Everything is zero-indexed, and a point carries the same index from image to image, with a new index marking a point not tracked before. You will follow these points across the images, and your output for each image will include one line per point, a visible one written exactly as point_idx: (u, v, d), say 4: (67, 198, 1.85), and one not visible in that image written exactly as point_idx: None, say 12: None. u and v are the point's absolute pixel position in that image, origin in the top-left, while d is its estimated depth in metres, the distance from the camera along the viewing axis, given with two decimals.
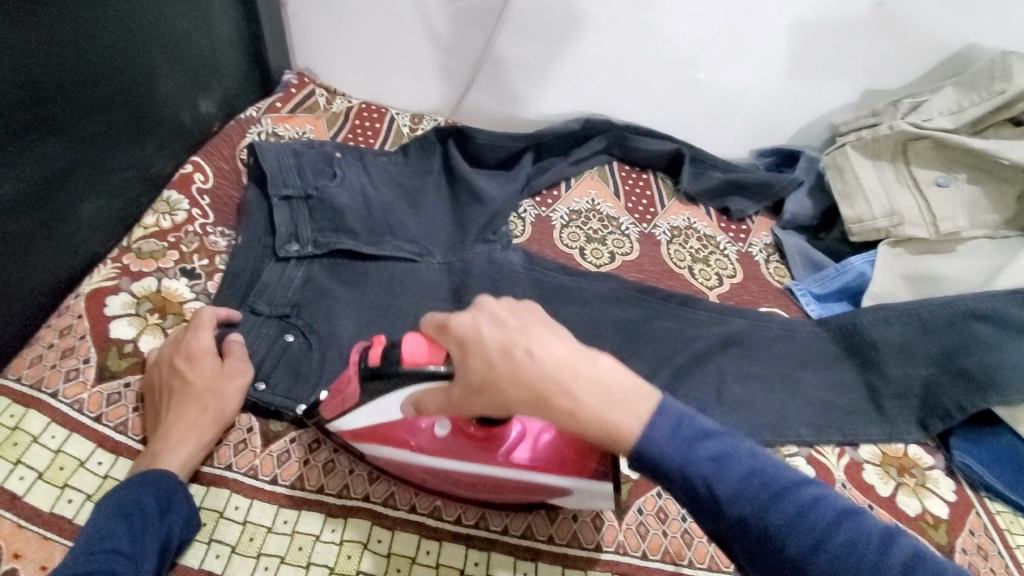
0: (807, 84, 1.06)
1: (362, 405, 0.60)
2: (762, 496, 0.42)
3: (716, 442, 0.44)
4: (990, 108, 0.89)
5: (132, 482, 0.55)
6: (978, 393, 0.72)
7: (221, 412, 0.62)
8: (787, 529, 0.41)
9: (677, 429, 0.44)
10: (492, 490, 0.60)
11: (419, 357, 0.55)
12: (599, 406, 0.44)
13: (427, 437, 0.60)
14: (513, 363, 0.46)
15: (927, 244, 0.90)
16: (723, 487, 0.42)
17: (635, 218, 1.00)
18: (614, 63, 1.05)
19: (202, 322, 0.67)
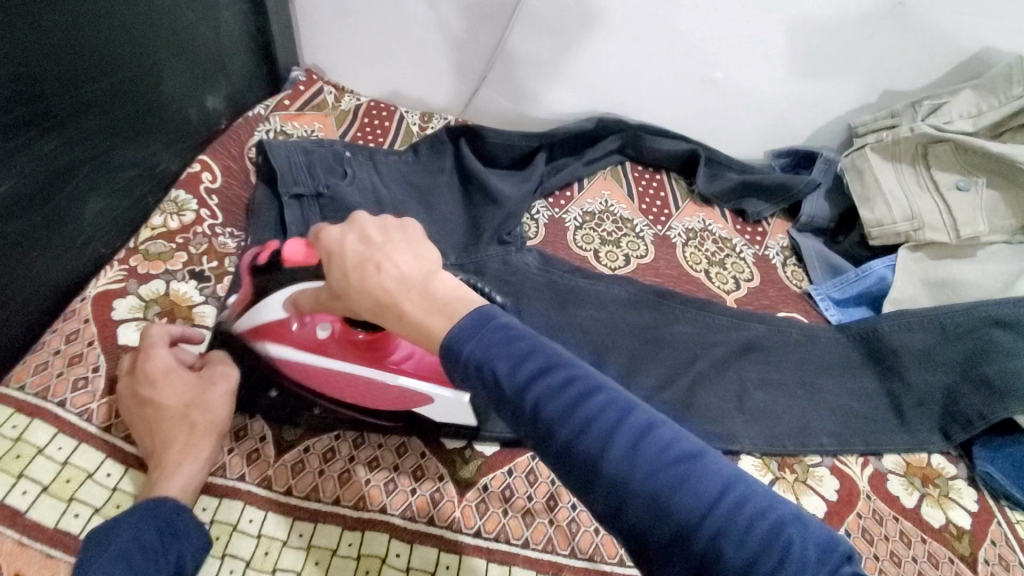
0: (824, 85, 1.04)
1: (257, 304, 0.64)
2: (617, 441, 0.36)
3: (579, 382, 0.38)
4: (1009, 112, 0.88)
5: (130, 513, 0.50)
6: (1000, 402, 0.71)
7: (213, 423, 0.58)
8: (645, 477, 0.35)
9: (522, 355, 0.40)
10: (356, 396, 0.63)
11: (296, 253, 0.61)
12: (422, 312, 0.45)
13: (309, 335, 0.65)
14: (361, 265, 0.49)
15: (947, 249, 0.88)
16: (580, 426, 0.37)
17: (649, 220, 0.98)
18: (628, 60, 1.03)
19: (158, 337, 0.62)
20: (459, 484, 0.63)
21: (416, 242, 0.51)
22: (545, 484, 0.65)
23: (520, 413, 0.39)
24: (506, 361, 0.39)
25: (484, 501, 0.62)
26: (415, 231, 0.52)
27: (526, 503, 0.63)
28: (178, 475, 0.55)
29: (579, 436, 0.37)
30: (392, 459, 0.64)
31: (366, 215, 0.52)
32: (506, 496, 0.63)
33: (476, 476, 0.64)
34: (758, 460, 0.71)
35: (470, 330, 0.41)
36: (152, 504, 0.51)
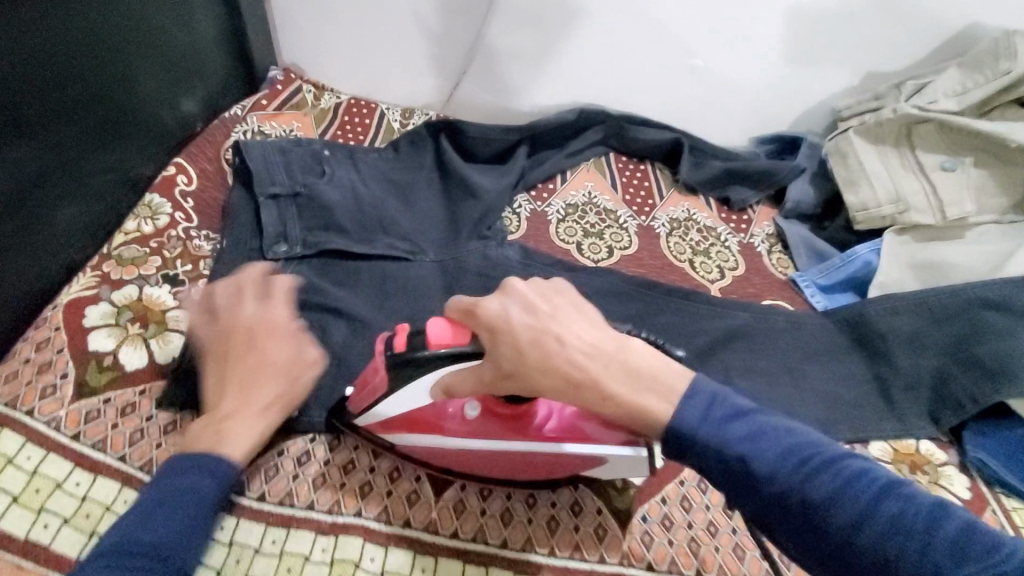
0: (808, 68, 1.02)
1: (385, 399, 0.59)
2: (798, 476, 0.43)
3: (757, 428, 0.45)
4: (995, 89, 0.86)
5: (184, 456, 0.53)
6: (990, 383, 0.70)
7: (302, 360, 0.61)
8: (818, 501, 0.42)
9: (711, 408, 0.46)
10: (519, 469, 0.61)
11: (444, 337, 0.55)
12: (627, 394, 0.48)
13: (430, 413, 0.60)
14: (543, 349, 0.49)
15: (934, 231, 0.87)
16: (756, 462, 0.44)
17: (633, 211, 0.98)
18: (609, 50, 1.02)
19: (285, 295, 0.64)
20: (435, 486, 0.63)
21: (579, 306, 0.53)
22: (524, 482, 0.64)
23: (707, 458, 0.45)
24: (690, 410, 0.46)
25: (460, 502, 0.62)
26: (571, 297, 0.53)
27: (504, 503, 0.62)
28: (248, 431, 0.56)
29: (759, 471, 0.44)
30: (368, 461, 0.64)
31: (517, 278, 0.53)
32: (484, 495, 0.63)
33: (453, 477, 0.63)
34: None
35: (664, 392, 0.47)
36: (213, 466, 0.53)
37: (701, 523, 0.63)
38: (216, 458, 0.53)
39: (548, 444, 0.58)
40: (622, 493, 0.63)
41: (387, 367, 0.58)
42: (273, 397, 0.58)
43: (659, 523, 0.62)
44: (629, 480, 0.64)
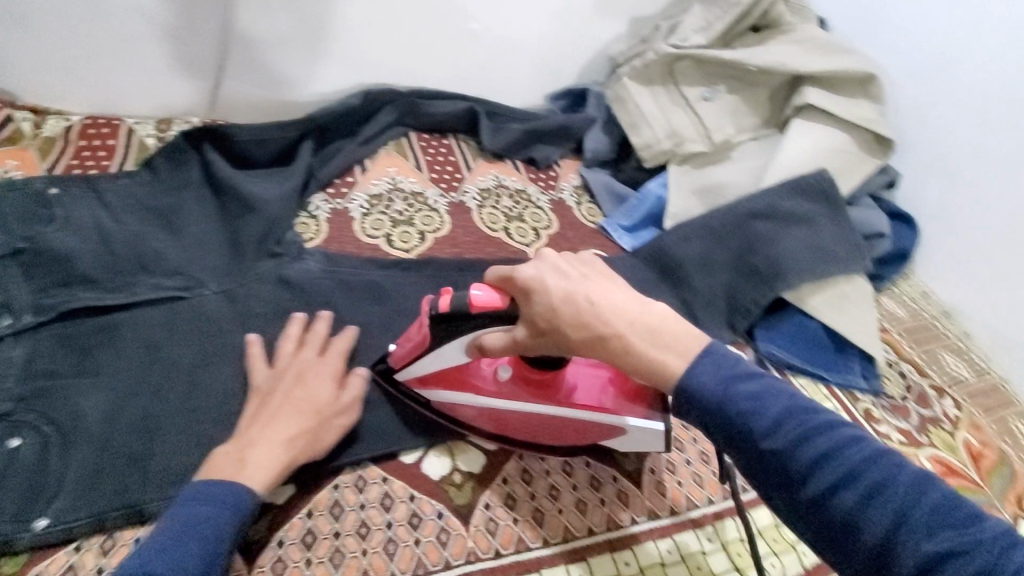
0: (578, 20, 1.06)
1: (435, 350, 0.63)
2: (809, 437, 0.44)
3: (777, 399, 0.47)
4: (733, 19, 0.94)
5: (190, 492, 0.53)
6: (765, 285, 0.80)
7: (316, 441, 0.60)
8: (785, 450, 0.44)
9: (760, 389, 0.47)
10: (548, 432, 0.65)
11: (490, 300, 0.58)
12: (656, 352, 0.51)
13: (492, 380, 0.65)
14: (580, 309, 0.52)
15: (707, 157, 0.95)
16: (757, 420, 0.46)
17: (442, 190, 0.94)
18: (380, 24, 0.96)
19: (345, 342, 0.68)
20: (248, 553, 0.56)
21: (613, 282, 0.55)
22: (356, 513, 0.60)
23: (739, 431, 0.46)
24: (718, 381, 0.48)
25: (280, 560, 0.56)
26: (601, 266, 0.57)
27: (335, 542, 0.58)
28: (271, 460, 0.56)
29: (794, 454, 0.44)
30: None
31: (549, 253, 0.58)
32: (309, 543, 0.58)
33: (268, 535, 0.57)
34: None
35: (716, 372, 0.49)
36: (233, 493, 0.53)
37: (541, 490, 0.65)
38: (233, 481, 0.54)
39: (588, 412, 0.63)
40: (461, 488, 0.64)
41: (436, 324, 0.62)
42: (306, 436, 0.59)
43: (502, 505, 0.63)
44: (467, 472, 0.65)
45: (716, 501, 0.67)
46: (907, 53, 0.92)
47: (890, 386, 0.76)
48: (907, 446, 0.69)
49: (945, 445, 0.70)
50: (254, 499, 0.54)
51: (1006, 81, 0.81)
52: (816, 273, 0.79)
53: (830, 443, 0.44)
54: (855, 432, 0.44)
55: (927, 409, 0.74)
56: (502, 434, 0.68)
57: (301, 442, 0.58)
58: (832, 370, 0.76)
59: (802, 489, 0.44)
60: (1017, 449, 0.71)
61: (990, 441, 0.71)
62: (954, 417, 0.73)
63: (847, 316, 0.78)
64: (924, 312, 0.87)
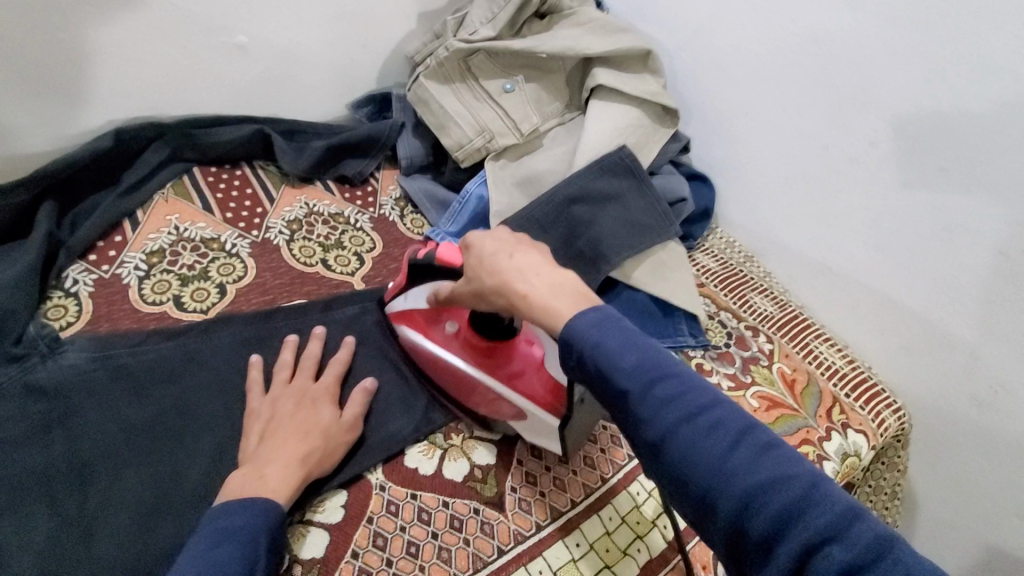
0: (362, 20, 0.98)
1: (410, 294, 0.70)
2: (670, 395, 0.45)
3: (655, 362, 0.47)
4: (515, 8, 0.94)
5: (230, 506, 0.51)
6: (594, 268, 0.81)
7: (325, 463, 0.58)
8: (645, 403, 0.45)
9: (636, 348, 0.47)
10: (467, 394, 0.67)
11: (445, 254, 0.64)
12: (547, 296, 0.54)
13: (444, 336, 0.69)
14: (496, 262, 0.58)
15: (520, 148, 0.95)
16: (625, 373, 0.46)
17: (240, 230, 0.82)
18: (117, 48, 0.80)
19: (341, 362, 0.66)
20: None
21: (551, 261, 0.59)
22: None
23: (610, 389, 0.47)
24: (601, 334, 0.48)
25: None
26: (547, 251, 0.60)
27: None
28: (290, 474, 0.54)
29: (653, 409, 0.45)
30: None
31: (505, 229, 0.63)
32: None
33: None
34: (423, 443, 0.64)
35: (597, 327, 0.49)
36: (259, 505, 0.51)
37: (401, 550, 0.56)
38: (258, 498, 0.52)
39: (508, 390, 0.64)
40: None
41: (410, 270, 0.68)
42: (318, 451, 0.57)
43: None
44: (307, 559, 0.54)
45: (586, 499, 0.62)
46: (676, 26, 0.99)
47: (715, 337, 0.83)
48: (735, 391, 0.77)
49: (766, 380, 0.79)
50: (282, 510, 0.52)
51: (753, 42, 0.90)
52: (635, 248, 0.82)
53: (694, 409, 0.44)
54: (723, 408, 0.45)
55: (746, 350, 0.82)
56: (346, 499, 0.59)
57: (314, 461, 0.57)
58: (664, 333, 0.81)
59: (660, 441, 0.44)
60: (820, 366, 0.81)
61: (798, 366, 0.81)
62: (768, 351, 0.82)
63: (666, 281, 0.83)
64: (731, 260, 0.96)
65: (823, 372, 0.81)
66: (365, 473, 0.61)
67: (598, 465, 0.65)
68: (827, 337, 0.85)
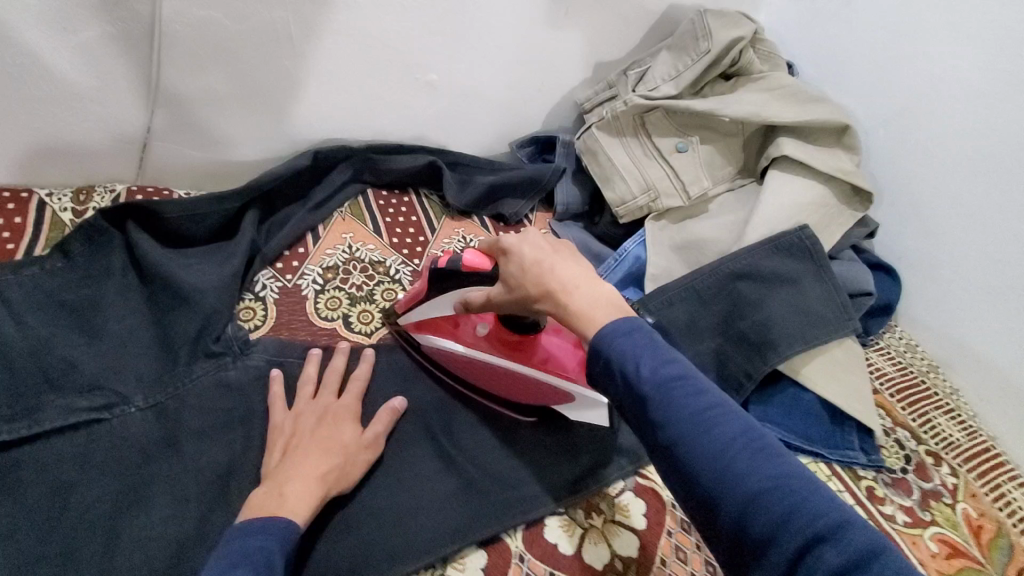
0: (542, 66, 1.00)
1: (425, 306, 0.69)
2: (684, 401, 0.42)
3: (676, 373, 0.43)
4: (702, 68, 0.90)
5: (242, 531, 0.49)
6: (759, 355, 0.75)
7: (342, 479, 0.58)
8: (660, 403, 0.42)
9: (658, 354, 0.44)
10: (512, 390, 0.68)
11: (472, 262, 0.61)
12: (587, 306, 0.49)
13: (471, 334, 0.69)
14: (540, 267, 0.53)
15: (684, 211, 0.91)
16: (642, 377, 0.43)
17: (404, 256, 0.87)
18: (327, 80, 0.88)
19: (362, 377, 0.67)
20: None
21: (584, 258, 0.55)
22: None
23: (624, 390, 0.44)
24: (620, 335, 0.46)
25: None
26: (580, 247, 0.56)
27: None
28: (311, 493, 0.54)
29: (668, 414, 0.42)
30: None
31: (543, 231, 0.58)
32: None
33: None
34: (563, 517, 0.62)
35: (618, 331, 0.46)
36: (278, 525, 0.50)
37: None
38: (278, 517, 0.50)
39: (549, 377, 0.64)
40: None
41: (430, 279, 0.67)
42: (337, 470, 0.58)
43: None
44: None
45: None
46: (882, 101, 0.90)
47: (891, 458, 0.74)
48: (911, 528, 0.68)
49: (948, 522, 0.69)
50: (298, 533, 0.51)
51: (977, 128, 0.79)
52: (807, 341, 0.74)
53: (711, 420, 0.41)
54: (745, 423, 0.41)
55: (927, 481, 0.72)
56: (485, 563, 0.58)
57: (333, 479, 0.57)
58: (831, 444, 0.73)
59: (672, 445, 0.41)
60: (1010, 515, 0.71)
61: (987, 511, 0.71)
62: (953, 487, 0.72)
63: (839, 384, 0.74)
64: (912, 367, 0.85)
65: (1011, 518, 0.70)
66: (503, 536, 0.60)
67: None
68: (1019, 480, 0.74)
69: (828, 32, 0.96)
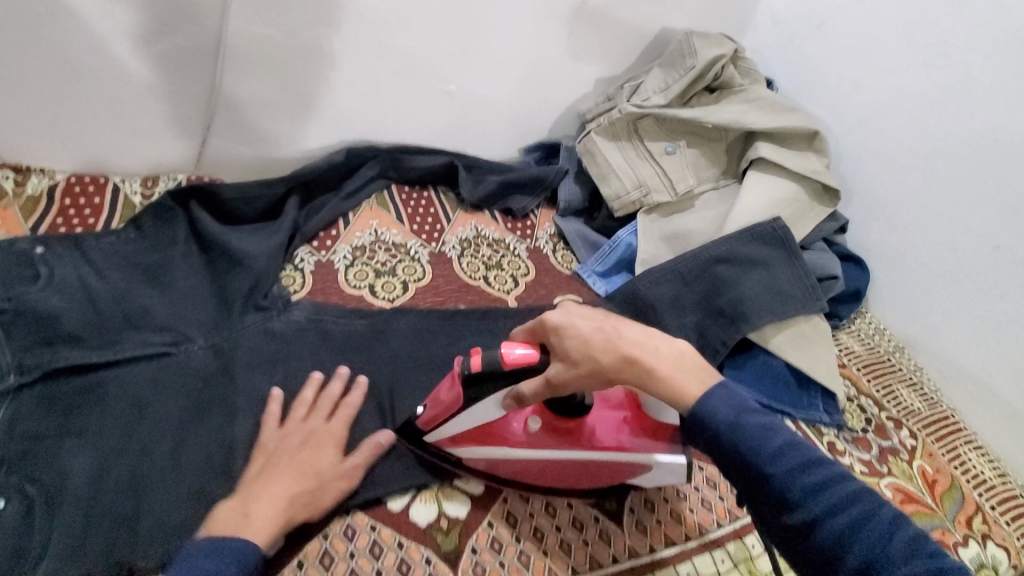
0: (548, 80, 1.13)
1: (460, 415, 0.65)
2: (803, 467, 0.48)
3: (788, 442, 0.49)
4: (689, 81, 1.03)
5: (204, 546, 0.53)
6: (733, 326, 0.84)
7: (315, 498, 0.61)
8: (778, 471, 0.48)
9: (767, 427, 0.50)
10: (576, 477, 0.68)
11: (525, 357, 0.61)
12: (673, 372, 0.55)
13: (522, 432, 0.67)
14: (605, 335, 0.58)
15: (672, 206, 1.02)
16: (757, 446, 0.49)
17: (422, 240, 0.98)
18: (360, 89, 1.01)
19: (353, 404, 0.70)
20: None
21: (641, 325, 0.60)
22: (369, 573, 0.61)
23: (739, 461, 0.50)
24: (730, 410, 0.52)
25: None
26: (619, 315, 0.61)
27: None
28: (274, 515, 0.57)
29: (790, 481, 0.47)
30: None
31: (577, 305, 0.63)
32: None
33: None
34: None
35: (724, 407, 0.52)
36: (234, 546, 0.53)
37: (528, 533, 0.66)
38: (237, 538, 0.54)
39: (618, 454, 0.66)
40: (448, 533, 0.65)
41: (466, 385, 0.64)
42: (308, 491, 0.60)
43: (490, 548, 0.65)
44: (453, 517, 0.66)
45: (699, 538, 0.69)
46: (849, 111, 1.01)
47: (853, 420, 0.82)
48: (869, 477, 0.76)
49: (903, 474, 0.77)
50: (258, 549, 0.54)
51: (929, 130, 0.90)
52: (777, 314, 0.84)
53: (827, 479, 0.47)
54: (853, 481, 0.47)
55: (886, 440, 0.81)
56: (487, 478, 0.70)
57: (300, 502, 0.60)
58: (798, 405, 0.82)
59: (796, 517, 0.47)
60: (966, 472, 0.79)
61: (942, 467, 0.79)
62: (910, 446, 0.80)
63: (806, 352, 0.84)
64: (880, 347, 0.95)
65: (969, 478, 0.78)
66: None
67: (715, 511, 0.71)
68: (977, 444, 0.83)
69: (803, 52, 1.08)
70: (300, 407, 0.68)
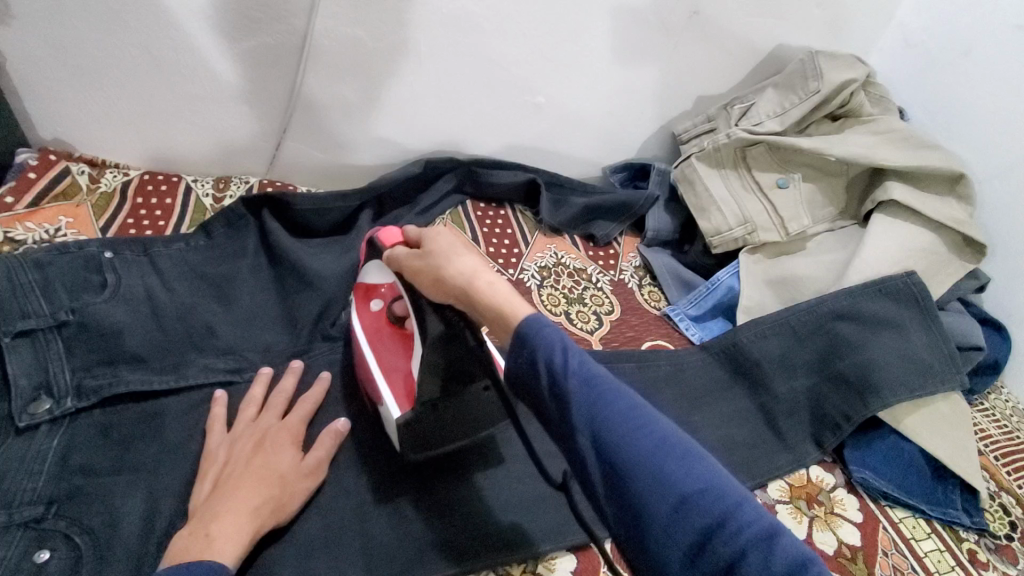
0: (644, 96, 1.03)
1: (368, 263, 0.70)
2: (672, 481, 0.39)
3: (655, 445, 0.40)
4: (810, 107, 0.91)
5: (167, 574, 0.45)
6: (858, 398, 0.73)
7: (283, 508, 0.55)
8: (644, 485, 0.39)
9: (629, 422, 0.41)
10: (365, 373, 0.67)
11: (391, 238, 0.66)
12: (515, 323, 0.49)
13: (376, 307, 0.69)
14: (463, 282, 0.53)
15: (781, 247, 0.91)
16: (622, 456, 0.40)
17: (499, 266, 0.91)
18: (444, 97, 0.94)
19: (310, 400, 0.65)
20: None
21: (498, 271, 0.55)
22: None
23: (601, 475, 0.40)
24: (589, 408, 0.41)
25: None
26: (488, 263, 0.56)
27: None
28: (240, 532, 0.50)
29: (658, 499, 0.38)
30: None
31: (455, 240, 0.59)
32: None
33: None
34: None
35: (577, 395, 0.42)
36: (203, 566, 0.46)
37: None
38: (201, 561, 0.46)
39: (383, 384, 0.63)
40: None
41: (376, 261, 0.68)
42: (273, 500, 0.55)
43: None
44: None
45: None
46: (1002, 151, 0.87)
47: (995, 522, 0.70)
48: None
49: None
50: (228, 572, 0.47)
51: None
52: (912, 389, 0.72)
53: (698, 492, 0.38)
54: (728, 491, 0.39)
55: None
56: (575, 566, 0.60)
57: (268, 511, 0.54)
58: (934, 501, 0.70)
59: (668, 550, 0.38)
60: None
61: None
62: None
63: (943, 436, 0.72)
64: (1020, 433, 0.81)
65: None
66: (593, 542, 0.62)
67: None
68: None
69: (942, 80, 0.95)
70: (251, 420, 0.62)
